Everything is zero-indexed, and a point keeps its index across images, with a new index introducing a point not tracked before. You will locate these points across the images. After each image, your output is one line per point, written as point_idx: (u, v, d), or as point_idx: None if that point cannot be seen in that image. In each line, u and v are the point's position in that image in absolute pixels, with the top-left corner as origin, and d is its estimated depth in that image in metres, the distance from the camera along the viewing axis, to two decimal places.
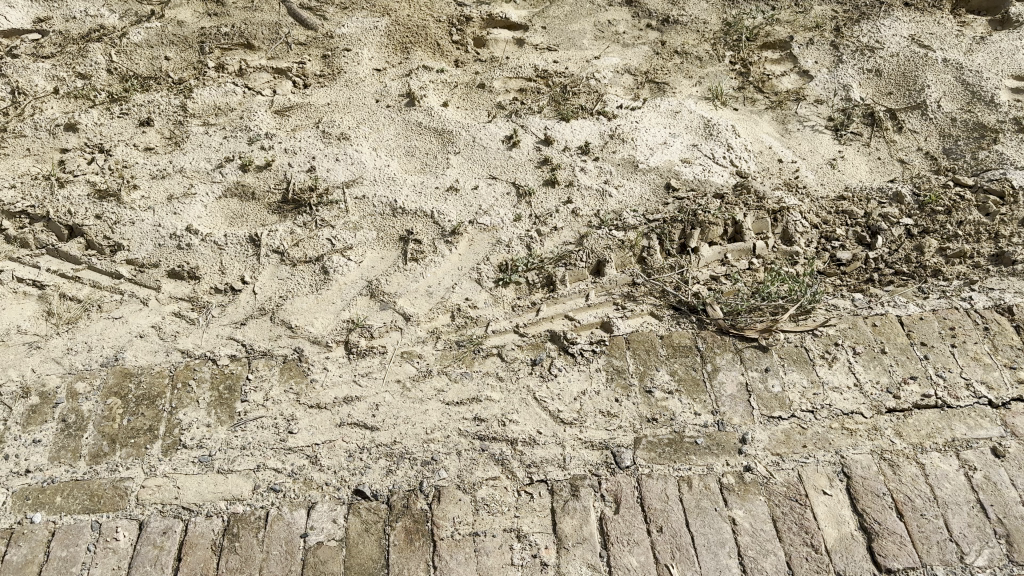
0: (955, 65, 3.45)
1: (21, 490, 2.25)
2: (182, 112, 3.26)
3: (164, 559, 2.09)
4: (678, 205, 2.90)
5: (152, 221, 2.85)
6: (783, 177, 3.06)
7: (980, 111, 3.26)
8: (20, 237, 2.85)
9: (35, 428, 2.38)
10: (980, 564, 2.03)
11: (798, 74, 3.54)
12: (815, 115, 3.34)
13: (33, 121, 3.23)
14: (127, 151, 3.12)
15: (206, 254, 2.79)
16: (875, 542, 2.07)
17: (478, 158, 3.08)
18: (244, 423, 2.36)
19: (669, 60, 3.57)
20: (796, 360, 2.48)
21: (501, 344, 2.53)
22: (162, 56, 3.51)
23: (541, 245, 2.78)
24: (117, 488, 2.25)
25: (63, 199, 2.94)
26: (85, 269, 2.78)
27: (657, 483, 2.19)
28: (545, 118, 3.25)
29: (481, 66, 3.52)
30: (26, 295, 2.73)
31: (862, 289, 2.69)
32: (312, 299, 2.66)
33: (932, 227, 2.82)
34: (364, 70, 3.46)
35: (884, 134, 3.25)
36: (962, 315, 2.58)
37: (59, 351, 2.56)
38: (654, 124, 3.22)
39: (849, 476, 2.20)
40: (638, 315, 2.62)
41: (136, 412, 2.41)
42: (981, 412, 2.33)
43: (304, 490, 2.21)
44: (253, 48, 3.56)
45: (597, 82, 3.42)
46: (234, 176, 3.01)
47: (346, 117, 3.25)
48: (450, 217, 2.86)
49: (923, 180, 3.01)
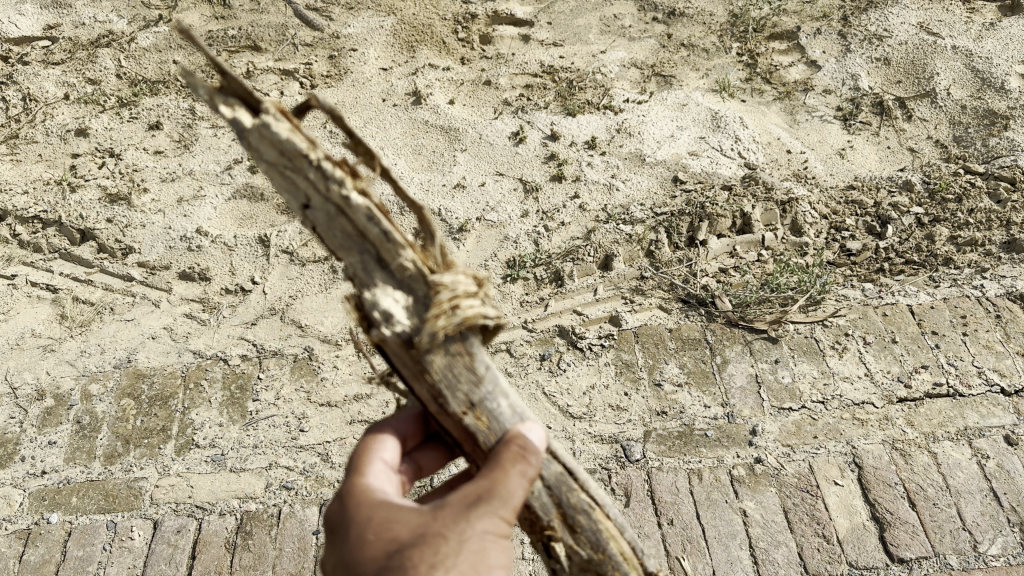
0: (964, 53, 3.42)
1: (38, 491, 2.32)
2: (191, 115, 3.28)
3: (178, 558, 2.15)
4: (686, 197, 2.90)
5: (162, 224, 2.90)
6: (792, 168, 3.04)
7: (990, 97, 3.23)
8: (33, 242, 2.88)
9: (51, 430, 2.45)
10: (994, 553, 2.01)
11: (806, 64, 3.51)
12: (824, 105, 3.31)
13: (44, 127, 3.27)
14: (137, 155, 3.15)
15: (217, 255, 2.82)
16: (886, 533, 2.07)
17: (484, 155, 3.09)
18: (256, 422, 2.41)
19: (676, 52, 3.55)
20: (806, 351, 2.47)
21: (509, 339, 2.54)
22: (171, 60, 3.53)
23: (549, 240, 2.79)
24: (131, 488, 2.30)
25: (74, 203, 2.96)
26: (97, 273, 2.81)
27: (668, 476, 2.20)
28: (552, 114, 3.25)
29: (488, 63, 3.51)
30: (40, 299, 2.76)
31: (872, 278, 2.67)
32: (321, 298, 2.68)
33: (943, 215, 2.80)
34: (371, 70, 3.46)
35: (893, 123, 3.22)
36: (974, 303, 2.56)
37: (73, 354, 2.61)
38: (661, 117, 3.22)
39: (860, 466, 2.20)
40: (646, 309, 2.61)
41: (149, 412, 2.47)
42: (994, 400, 2.32)
43: (316, 488, 2.25)
44: (261, 50, 3.57)
45: (604, 77, 3.41)
46: (243, 177, 3.04)
47: (353, 117, 3.25)
48: (457, 214, 2.87)
49: (933, 168, 2.99)
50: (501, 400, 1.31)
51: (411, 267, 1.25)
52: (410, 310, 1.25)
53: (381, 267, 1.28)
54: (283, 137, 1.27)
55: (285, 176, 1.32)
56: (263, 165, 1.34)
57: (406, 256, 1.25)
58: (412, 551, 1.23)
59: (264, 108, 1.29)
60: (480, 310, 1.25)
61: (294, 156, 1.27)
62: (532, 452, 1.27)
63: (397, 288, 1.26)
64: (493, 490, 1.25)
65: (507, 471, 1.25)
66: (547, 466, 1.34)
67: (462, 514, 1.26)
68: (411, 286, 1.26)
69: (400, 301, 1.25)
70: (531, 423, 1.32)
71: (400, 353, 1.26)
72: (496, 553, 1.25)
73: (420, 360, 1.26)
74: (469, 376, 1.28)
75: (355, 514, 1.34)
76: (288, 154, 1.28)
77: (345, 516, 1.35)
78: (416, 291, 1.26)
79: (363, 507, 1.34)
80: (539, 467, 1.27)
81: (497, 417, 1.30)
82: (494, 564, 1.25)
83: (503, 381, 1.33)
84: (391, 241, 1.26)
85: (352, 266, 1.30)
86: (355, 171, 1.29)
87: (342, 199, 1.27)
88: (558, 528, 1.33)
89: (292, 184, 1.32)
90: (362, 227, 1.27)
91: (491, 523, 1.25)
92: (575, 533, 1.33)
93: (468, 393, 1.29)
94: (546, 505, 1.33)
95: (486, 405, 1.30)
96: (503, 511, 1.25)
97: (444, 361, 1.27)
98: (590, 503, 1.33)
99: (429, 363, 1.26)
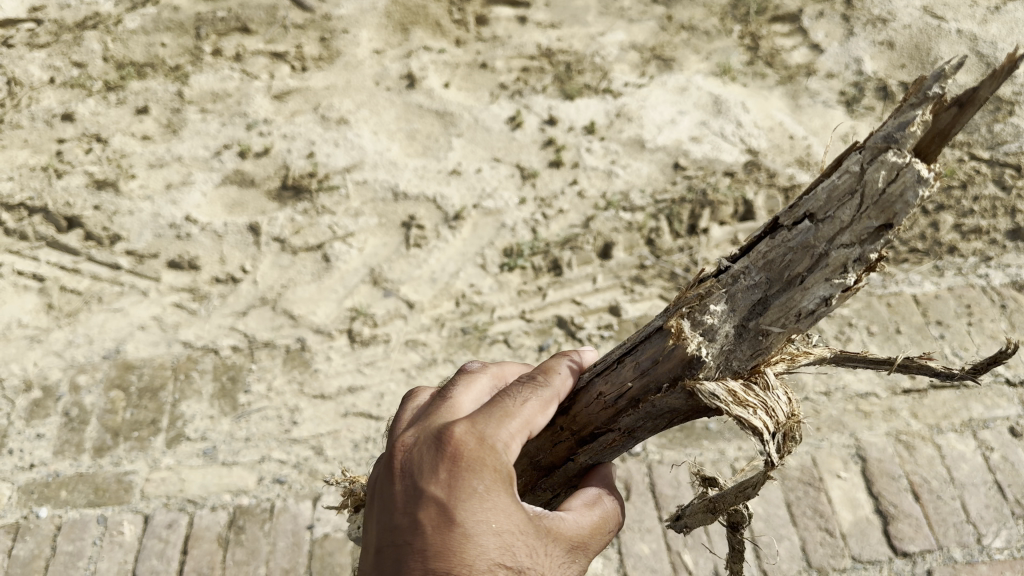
0: (969, 37, 3.31)
1: (26, 484, 2.27)
2: (179, 99, 3.19)
3: (170, 553, 2.13)
4: (687, 183, 2.83)
5: (151, 212, 2.83)
6: (796, 153, 2.94)
7: (995, 83, 3.17)
8: (19, 230, 2.79)
9: (38, 422, 2.39)
10: (997, 545, 2.05)
11: (809, 47, 3.34)
12: (827, 89, 3.18)
13: (29, 111, 3.15)
14: (124, 140, 3.05)
15: (207, 243, 2.74)
16: (891, 526, 2.09)
17: (480, 141, 3.01)
18: (247, 414, 2.36)
19: (677, 35, 3.39)
20: (810, 343, 2.46)
21: (506, 330, 2.50)
22: (158, 43, 3.38)
23: (547, 228, 2.72)
24: (121, 482, 2.26)
25: (60, 190, 2.87)
26: (84, 261, 2.74)
27: (668, 469, 2.20)
28: (549, 98, 3.16)
29: (482, 45, 3.36)
30: (26, 288, 2.69)
31: (876, 267, 2.64)
32: (313, 287, 2.62)
33: (948, 203, 2.76)
34: (363, 52, 3.34)
35: (896, 108, 3.11)
36: (979, 292, 2.58)
37: (60, 345, 2.55)
38: (661, 101, 3.12)
39: (864, 459, 2.21)
40: (647, 298, 2.57)
41: (138, 404, 2.41)
42: (998, 391, 2.34)
43: (309, 482, 2.22)
44: (250, 32, 3.42)
45: (603, 59, 3.30)
46: (232, 163, 2.95)
47: (345, 101, 3.16)
48: (453, 201, 2.81)
49: (937, 155, 2.93)
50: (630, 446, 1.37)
51: (767, 342, 1.19)
52: (716, 350, 1.18)
53: (755, 307, 1.17)
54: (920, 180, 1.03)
55: (845, 196, 1.07)
56: (850, 155, 1.07)
57: (778, 334, 1.18)
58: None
59: (928, 165, 1.03)
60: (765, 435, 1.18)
61: (881, 216, 1.05)
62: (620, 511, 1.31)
63: (733, 320, 1.18)
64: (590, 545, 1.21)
65: (608, 531, 1.26)
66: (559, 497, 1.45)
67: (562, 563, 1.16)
68: (737, 342, 1.19)
69: (723, 334, 1.18)
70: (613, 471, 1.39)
71: (672, 361, 1.19)
72: None
73: (677, 390, 1.20)
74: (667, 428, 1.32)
75: (487, 480, 1.10)
76: (874, 194, 1.04)
77: (474, 475, 1.10)
78: (738, 346, 1.20)
79: (499, 480, 1.11)
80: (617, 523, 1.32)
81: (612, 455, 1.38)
82: None
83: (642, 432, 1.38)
84: (796, 323, 1.16)
85: (750, 262, 1.17)
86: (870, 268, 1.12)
87: (840, 267, 1.10)
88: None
89: (841, 202, 1.07)
90: (806, 288, 1.13)
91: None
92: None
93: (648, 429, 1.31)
94: None
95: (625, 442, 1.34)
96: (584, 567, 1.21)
97: (679, 406, 1.24)
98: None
99: (675, 394, 1.21)
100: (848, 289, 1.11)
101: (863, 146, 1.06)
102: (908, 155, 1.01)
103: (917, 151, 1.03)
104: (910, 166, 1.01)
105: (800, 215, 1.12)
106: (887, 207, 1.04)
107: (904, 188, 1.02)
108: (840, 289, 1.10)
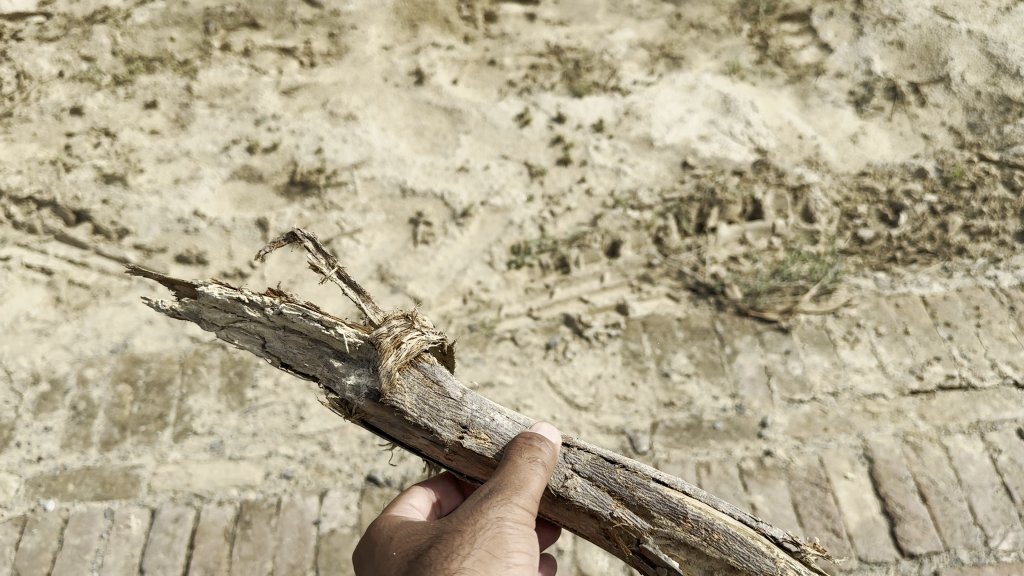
0: (980, 37, 3.28)
1: (33, 477, 2.28)
2: (187, 94, 3.19)
3: (176, 547, 2.13)
4: (695, 182, 2.83)
5: (159, 206, 2.83)
6: (804, 153, 2.93)
7: (1005, 84, 3.15)
8: (28, 223, 2.80)
9: (45, 416, 2.40)
10: (1004, 548, 2.05)
11: (818, 46, 3.32)
12: (836, 89, 3.17)
13: (38, 105, 3.15)
14: (133, 135, 3.06)
15: (214, 238, 2.75)
16: (898, 527, 2.08)
17: (488, 138, 3.01)
18: (255, 410, 2.36)
19: (685, 33, 3.38)
20: (818, 343, 2.46)
21: (513, 328, 2.49)
22: (166, 37, 3.38)
23: (555, 226, 2.72)
24: (128, 476, 2.27)
25: (68, 183, 2.87)
26: (92, 255, 2.75)
27: (675, 468, 2.21)
28: (557, 96, 3.16)
29: (491, 42, 3.35)
30: (34, 282, 2.70)
31: (884, 268, 2.64)
32: (321, 283, 2.62)
33: (957, 204, 2.76)
34: (372, 48, 3.34)
35: (906, 109, 3.10)
36: (988, 294, 2.57)
37: (68, 338, 2.56)
38: (670, 99, 3.11)
39: (872, 460, 2.20)
40: (654, 297, 2.58)
41: (146, 399, 2.42)
42: (1007, 393, 2.33)
43: (316, 477, 2.23)
44: (259, 27, 3.42)
45: (611, 57, 3.29)
46: (240, 159, 2.95)
47: (353, 97, 3.16)
48: (461, 198, 2.80)
49: (947, 156, 2.92)
50: (490, 415, 1.59)
51: (358, 343, 1.56)
52: (369, 381, 1.57)
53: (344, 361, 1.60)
54: (217, 296, 1.59)
55: (218, 320, 1.64)
56: (216, 329, 1.66)
57: (349, 336, 1.55)
58: (433, 549, 1.43)
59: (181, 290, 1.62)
60: (417, 338, 1.59)
61: (215, 311, 1.62)
62: (536, 442, 1.51)
63: (358, 369, 1.59)
64: (506, 481, 1.46)
65: (521, 463, 1.48)
66: (580, 457, 1.57)
67: (478, 510, 1.44)
68: (370, 360, 1.58)
69: (363, 377, 1.57)
70: (534, 425, 1.58)
71: (388, 414, 1.58)
72: (516, 539, 1.42)
73: (391, 405, 1.55)
74: (446, 402, 1.57)
75: (381, 535, 1.57)
76: (252, 314, 1.59)
77: (371, 541, 1.58)
78: (374, 362, 1.58)
79: (388, 530, 1.57)
80: (547, 453, 1.50)
81: (496, 430, 1.57)
82: (515, 548, 1.41)
83: (486, 401, 1.61)
84: (331, 331, 1.55)
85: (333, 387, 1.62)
86: (277, 292, 1.59)
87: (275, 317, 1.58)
88: (629, 519, 1.49)
89: (247, 335, 1.64)
90: (307, 333, 1.59)
91: (509, 510, 1.43)
92: (643, 508, 1.50)
93: (452, 417, 1.57)
94: (600, 497, 1.52)
95: (480, 423, 1.57)
96: (518, 497, 1.44)
97: (405, 404, 1.56)
98: (646, 477, 1.52)
99: (397, 402, 1.55)
100: (279, 300, 1.58)
101: (179, 304, 1.63)
102: (182, 299, 1.62)
103: (179, 295, 1.63)
104: (181, 293, 1.62)
105: (284, 363, 1.65)
106: (209, 303, 1.61)
107: (196, 300, 1.62)
108: (288, 312, 1.56)
